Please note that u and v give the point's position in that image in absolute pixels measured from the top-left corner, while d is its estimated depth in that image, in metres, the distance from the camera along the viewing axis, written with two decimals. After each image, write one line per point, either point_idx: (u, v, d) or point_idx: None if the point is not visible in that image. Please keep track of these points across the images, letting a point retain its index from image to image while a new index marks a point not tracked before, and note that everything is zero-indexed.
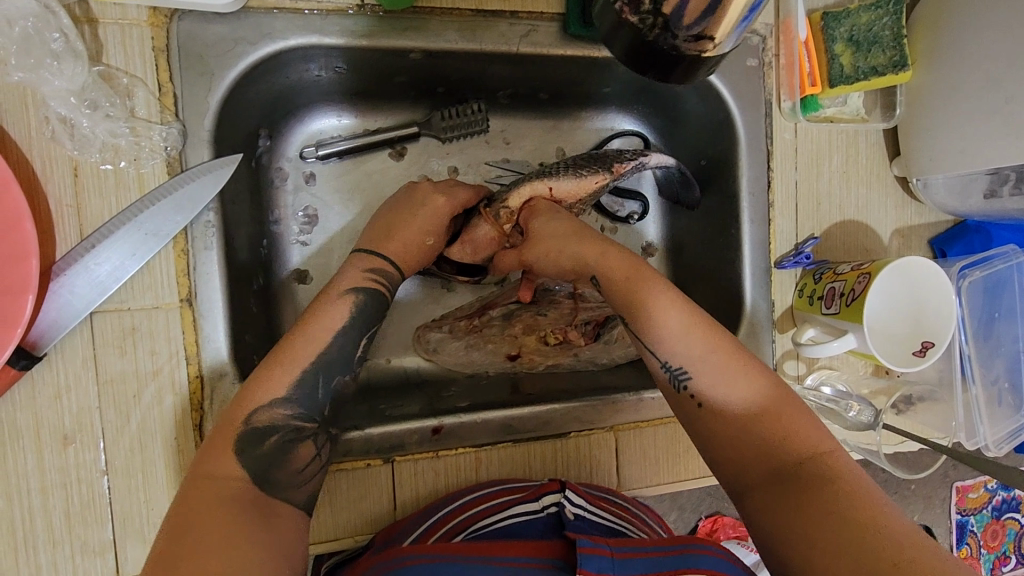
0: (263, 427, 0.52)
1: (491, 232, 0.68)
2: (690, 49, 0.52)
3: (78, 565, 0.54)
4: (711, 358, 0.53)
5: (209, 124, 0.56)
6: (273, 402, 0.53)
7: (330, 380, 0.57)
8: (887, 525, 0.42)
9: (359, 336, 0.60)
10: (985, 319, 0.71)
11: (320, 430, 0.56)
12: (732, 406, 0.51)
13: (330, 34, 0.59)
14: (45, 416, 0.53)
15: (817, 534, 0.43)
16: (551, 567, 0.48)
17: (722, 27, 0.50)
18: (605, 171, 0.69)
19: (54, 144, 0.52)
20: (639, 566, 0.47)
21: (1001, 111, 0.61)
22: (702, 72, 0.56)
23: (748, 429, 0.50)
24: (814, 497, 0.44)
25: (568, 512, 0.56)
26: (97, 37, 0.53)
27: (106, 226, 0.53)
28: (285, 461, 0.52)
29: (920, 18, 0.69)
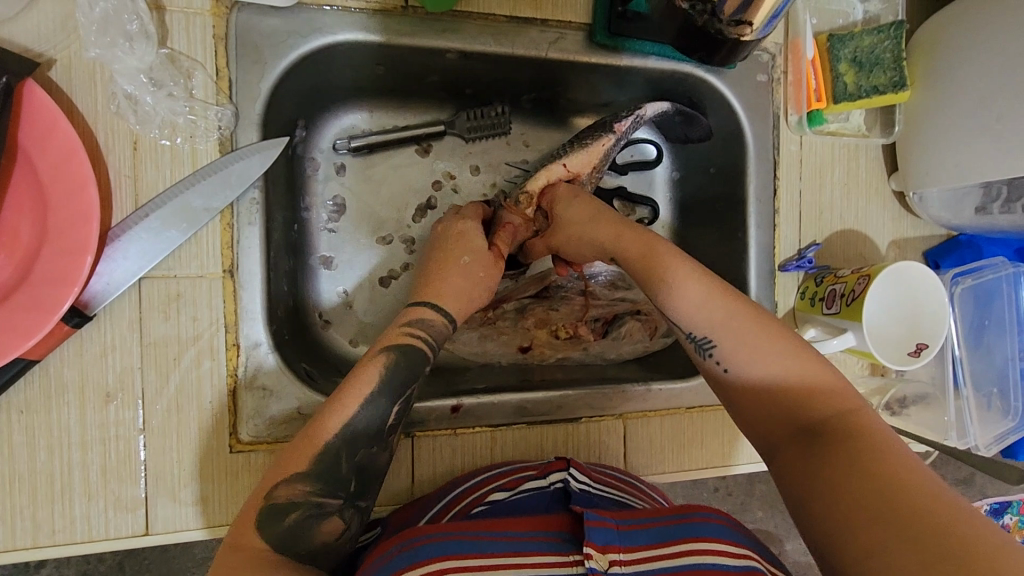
0: (283, 504, 0.50)
1: (520, 218, 0.72)
2: (731, 32, 0.64)
3: (109, 519, 0.56)
4: (734, 323, 0.57)
5: (259, 108, 0.60)
6: (294, 479, 0.51)
7: (354, 458, 0.54)
8: (903, 470, 0.44)
9: (389, 403, 0.57)
10: (975, 326, 0.76)
11: (345, 505, 0.53)
12: (757, 366, 0.55)
13: (375, 32, 0.64)
14: (90, 373, 0.56)
15: (834, 480, 0.46)
16: (559, 540, 0.50)
17: (757, 16, 0.62)
18: (608, 133, 0.74)
19: (118, 118, 0.56)
20: (643, 537, 0.49)
21: (991, 130, 0.67)
22: (742, 53, 0.68)
23: (774, 389, 0.54)
24: (832, 448, 0.48)
25: (573, 486, 0.59)
26: (163, 22, 0.57)
27: (160, 197, 0.57)
28: (308, 537, 0.50)
29: (918, 44, 0.75)
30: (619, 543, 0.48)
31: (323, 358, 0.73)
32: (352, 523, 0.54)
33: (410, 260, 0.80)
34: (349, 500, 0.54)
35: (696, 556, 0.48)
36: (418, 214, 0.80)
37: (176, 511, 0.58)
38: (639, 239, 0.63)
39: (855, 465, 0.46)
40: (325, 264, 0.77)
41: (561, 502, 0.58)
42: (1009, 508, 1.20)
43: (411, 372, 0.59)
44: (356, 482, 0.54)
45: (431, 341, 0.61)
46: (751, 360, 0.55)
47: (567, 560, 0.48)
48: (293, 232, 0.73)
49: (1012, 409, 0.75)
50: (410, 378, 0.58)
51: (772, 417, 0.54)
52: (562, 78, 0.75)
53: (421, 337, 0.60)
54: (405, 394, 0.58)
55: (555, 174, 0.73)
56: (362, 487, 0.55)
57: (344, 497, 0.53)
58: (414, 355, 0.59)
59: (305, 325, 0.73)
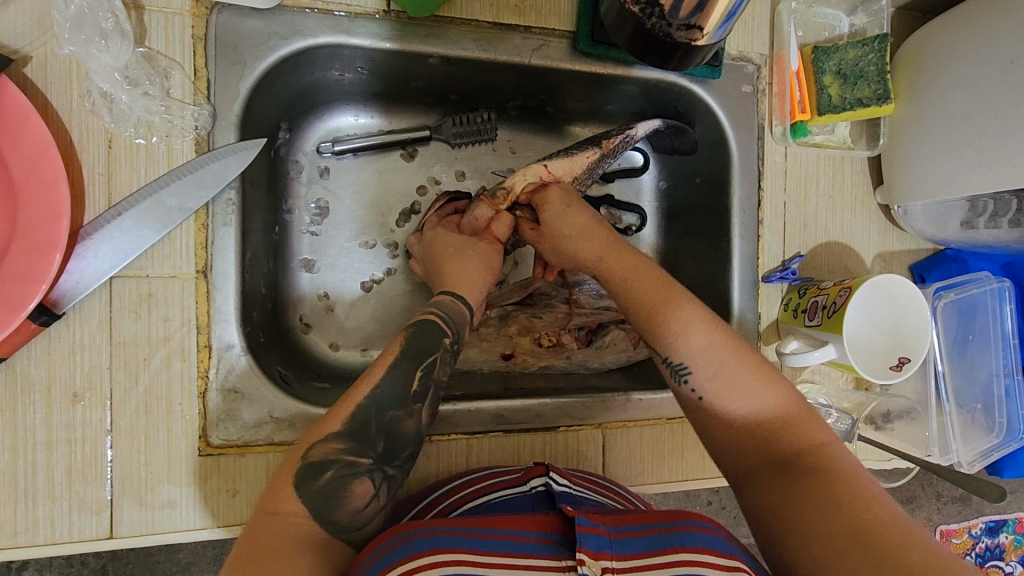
0: (318, 462, 0.51)
1: (490, 211, 0.70)
2: (682, 37, 0.60)
3: (73, 522, 0.55)
4: (714, 349, 0.55)
5: (238, 109, 0.60)
6: (330, 436, 0.52)
7: (382, 417, 0.54)
8: (874, 510, 0.45)
9: (412, 369, 0.57)
10: (959, 340, 0.75)
11: (377, 466, 0.53)
12: (733, 393, 0.54)
13: (356, 35, 0.64)
14: (58, 372, 0.55)
15: (808, 517, 0.46)
16: (550, 543, 0.47)
17: (709, 20, 0.58)
18: (594, 147, 0.73)
19: (93, 116, 0.56)
20: (635, 545, 0.46)
21: (974, 143, 0.66)
22: (697, 58, 0.64)
23: (746, 417, 0.54)
24: (806, 485, 0.48)
25: (556, 487, 0.57)
26: (142, 22, 0.57)
27: (133, 195, 0.56)
28: (342, 499, 0.50)
29: (902, 59, 0.75)
30: (611, 551, 0.45)
31: (300, 362, 0.72)
32: (383, 493, 0.53)
33: (393, 265, 0.80)
34: (379, 463, 0.53)
35: (682, 567, 0.45)
36: (402, 218, 0.80)
37: (142, 514, 0.57)
38: (622, 261, 0.60)
39: (830, 504, 0.46)
40: (306, 267, 0.77)
41: (546, 503, 0.55)
42: (1005, 527, 1.20)
43: (430, 343, 0.59)
44: (384, 444, 0.54)
45: (448, 320, 0.60)
46: (729, 389, 0.54)
47: (556, 564, 0.45)
48: (274, 236, 0.73)
49: (996, 424, 0.75)
50: (428, 351, 0.58)
51: (743, 447, 0.53)
52: (547, 85, 0.74)
53: (438, 315, 0.60)
54: (427, 360, 0.58)
55: (534, 173, 0.71)
56: (392, 451, 0.54)
57: (374, 459, 0.53)
58: (434, 329, 0.59)
59: (284, 328, 0.73)
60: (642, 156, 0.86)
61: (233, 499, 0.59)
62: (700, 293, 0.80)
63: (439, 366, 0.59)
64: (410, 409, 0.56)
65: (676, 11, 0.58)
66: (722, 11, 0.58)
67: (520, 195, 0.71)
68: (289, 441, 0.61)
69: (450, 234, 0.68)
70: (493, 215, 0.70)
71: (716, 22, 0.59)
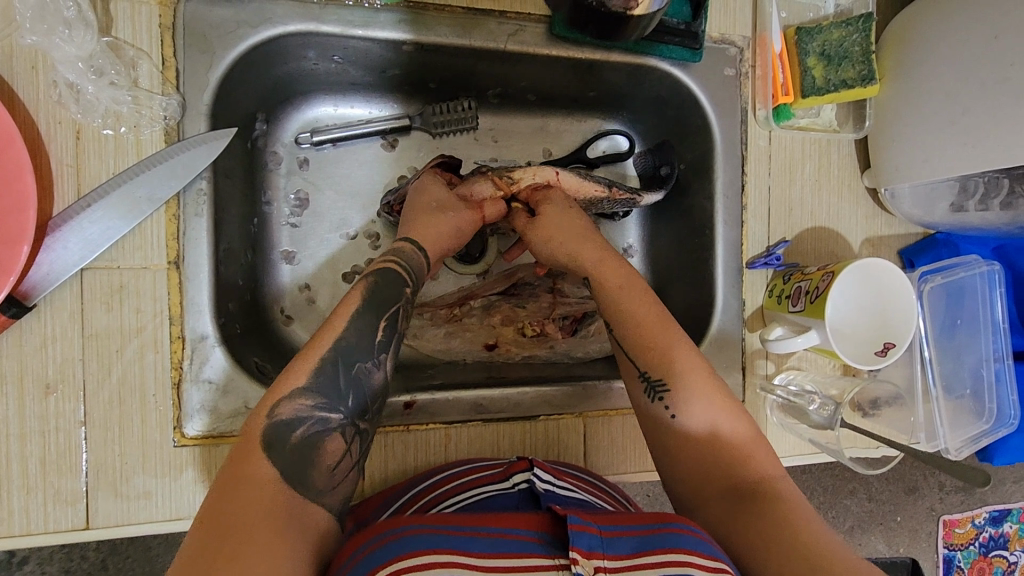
0: (286, 420, 0.50)
1: (490, 190, 0.70)
2: (618, 6, 0.58)
3: (49, 513, 0.56)
4: (693, 375, 0.57)
5: (207, 99, 0.59)
6: (295, 394, 0.51)
7: (350, 369, 0.54)
8: (832, 545, 0.46)
9: (377, 320, 0.57)
10: (947, 324, 0.74)
11: (348, 422, 0.53)
12: (702, 413, 0.56)
13: (327, 23, 0.63)
14: (30, 364, 0.55)
15: (769, 541, 0.47)
16: (541, 542, 0.46)
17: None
18: (604, 186, 0.73)
19: (60, 107, 0.55)
20: (626, 545, 0.45)
21: (959, 122, 0.65)
22: (635, 27, 0.62)
23: (711, 445, 0.55)
24: (765, 513, 0.50)
25: (539, 486, 0.57)
26: (107, 11, 0.57)
27: (103, 186, 0.56)
28: (316, 458, 0.50)
29: (887, 37, 0.73)
30: (603, 551, 0.44)
31: (280, 354, 0.72)
32: (355, 449, 0.54)
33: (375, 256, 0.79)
34: (351, 419, 0.54)
35: (673, 566, 0.44)
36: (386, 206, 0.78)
37: (117, 505, 0.57)
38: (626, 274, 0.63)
39: (789, 531, 0.48)
40: (287, 259, 0.76)
41: (531, 502, 0.55)
42: (1009, 517, 1.18)
43: (394, 292, 0.59)
44: (355, 398, 0.54)
45: (408, 269, 0.61)
46: (701, 410, 0.56)
47: (551, 563, 0.44)
48: (253, 227, 0.73)
49: (985, 410, 0.74)
50: (393, 300, 0.59)
51: (703, 473, 0.54)
52: (525, 71, 0.73)
53: (400, 264, 0.61)
54: (391, 312, 0.59)
55: (542, 175, 0.71)
56: (362, 405, 0.55)
57: (345, 415, 0.53)
58: (395, 277, 0.60)
59: (264, 320, 0.73)
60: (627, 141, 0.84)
61: None
62: (685, 281, 0.79)
63: (402, 314, 0.60)
64: (376, 360, 0.56)
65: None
66: None
67: (522, 189, 0.71)
68: None
69: (436, 188, 0.68)
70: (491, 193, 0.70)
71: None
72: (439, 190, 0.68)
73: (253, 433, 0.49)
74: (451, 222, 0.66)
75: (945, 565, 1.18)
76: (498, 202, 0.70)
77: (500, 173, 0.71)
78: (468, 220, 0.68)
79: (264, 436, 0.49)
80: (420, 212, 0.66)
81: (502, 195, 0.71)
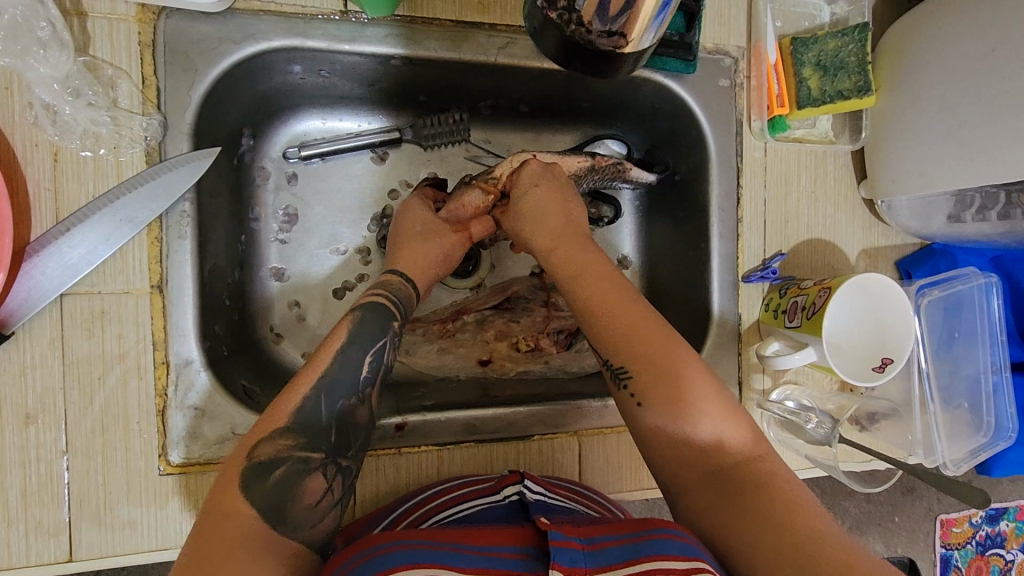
0: (265, 461, 0.49)
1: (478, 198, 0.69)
2: (607, 44, 0.55)
3: (31, 545, 0.54)
4: (657, 357, 0.54)
5: (190, 118, 0.58)
6: (275, 433, 0.50)
7: (334, 403, 0.54)
8: (820, 529, 0.45)
9: (362, 354, 0.56)
10: (945, 337, 0.73)
11: (330, 459, 0.52)
12: (670, 395, 0.52)
13: (312, 38, 0.61)
14: (9, 394, 0.54)
15: (757, 534, 0.46)
16: (526, 558, 0.46)
17: (636, 27, 0.54)
18: (587, 155, 0.73)
19: (37, 129, 0.54)
20: (611, 556, 0.45)
21: (956, 135, 0.64)
22: (629, 64, 0.58)
23: (683, 429, 0.52)
24: (748, 502, 0.47)
25: (530, 496, 0.57)
26: (85, 30, 0.55)
27: (82, 210, 0.55)
28: (297, 495, 0.49)
29: (884, 47, 0.72)
30: (586, 565, 0.44)
31: (270, 373, 0.70)
32: (338, 484, 0.52)
33: (366, 271, 0.78)
34: (332, 456, 0.52)
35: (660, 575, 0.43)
36: (376, 225, 0.78)
37: (102, 535, 0.56)
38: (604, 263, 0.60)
39: (776, 521, 0.46)
40: (276, 276, 0.75)
41: (520, 514, 0.55)
42: (1005, 515, 1.17)
43: (380, 326, 0.59)
44: (338, 434, 0.53)
45: (397, 302, 0.61)
46: (669, 394, 0.52)
47: None
48: (240, 245, 0.71)
49: (983, 423, 0.73)
50: (379, 333, 0.58)
51: (679, 459, 0.52)
52: (516, 83, 0.72)
53: (388, 297, 0.61)
54: (377, 345, 0.58)
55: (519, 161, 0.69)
56: (346, 440, 0.54)
57: (327, 452, 0.52)
58: (383, 312, 0.59)
59: (253, 339, 0.71)
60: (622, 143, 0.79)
61: None
62: (680, 294, 0.78)
63: (389, 348, 0.59)
64: (360, 395, 0.56)
65: (598, 15, 0.53)
66: (645, 17, 0.53)
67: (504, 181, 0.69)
68: None
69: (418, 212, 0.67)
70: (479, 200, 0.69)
71: (643, 30, 0.54)
72: (422, 212, 0.67)
73: (231, 476, 0.48)
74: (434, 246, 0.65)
75: (942, 565, 1.18)
76: (484, 219, 0.69)
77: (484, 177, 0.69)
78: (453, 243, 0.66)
79: (241, 478, 0.48)
80: (402, 238, 0.65)
81: (491, 199, 0.69)
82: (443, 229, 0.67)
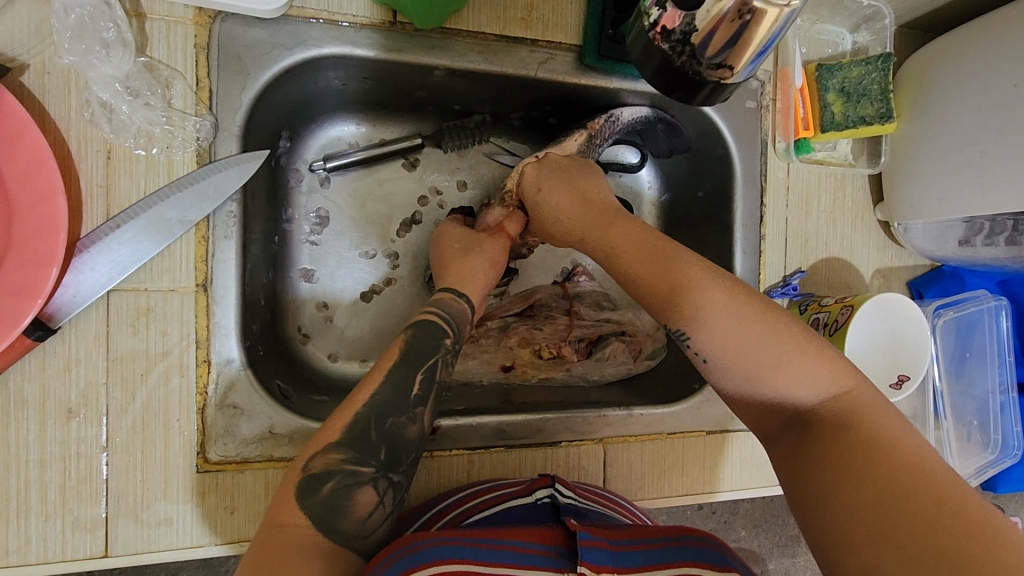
0: (319, 472, 0.51)
1: (501, 212, 0.72)
2: (711, 75, 0.56)
3: (67, 540, 0.54)
4: (708, 310, 0.53)
5: (240, 120, 0.59)
6: (328, 447, 0.52)
7: (383, 423, 0.54)
8: (911, 470, 0.42)
9: (412, 373, 0.57)
10: (957, 357, 0.76)
11: (379, 473, 0.53)
12: (731, 347, 0.52)
13: (361, 46, 0.62)
14: (53, 388, 0.54)
15: (844, 477, 0.44)
16: (554, 555, 0.48)
17: (742, 58, 0.54)
18: (582, 130, 0.73)
19: (92, 126, 0.55)
20: (638, 558, 0.47)
21: (976, 163, 0.67)
22: (721, 96, 0.59)
23: (755, 375, 0.51)
24: (837, 447, 0.45)
25: (561, 499, 0.58)
26: (143, 30, 0.56)
27: (132, 208, 0.55)
28: (347, 509, 0.50)
29: (905, 76, 0.75)
30: (614, 565, 0.46)
31: (298, 373, 0.71)
32: (389, 500, 0.53)
33: (393, 275, 0.79)
34: (382, 471, 0.53)
35: None
36: (404, 229, 0.79)
37: (137, 532, 0.56)
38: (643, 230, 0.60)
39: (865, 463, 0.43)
40: (305, 277, 0.76)
41: (552, 515, 0.56)
42: None
43: (431, 343, 0.59)
44: (388, 451, 0.54)
45: (448, 319, 0.61)
46: (729, 345, 0.52)
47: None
48: (273, 245, 0.72)
49: (991, 441, 0.76)
50: (427, 355, 0.59)
51: (765, 408, 0.52)
52: (552, 97, 0.74)
53: (438, 314, 0.61)
54: (427, 364, 0.59)
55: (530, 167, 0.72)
56: (396, 458, 0.55)
57: (376, 466, 0.53)
58: (435, 329, 0.60)
59: (283, 339, 0.72)
60: (631, 108, 0.74)
61: (232, 516, 0.58)
62: None
63: (440, 367, 0.60)
64: (412, 414, 0.56)
65: (705, 47, 0.53)
66: (755, 49, 0.53)
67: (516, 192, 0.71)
68: (287, 458, 0.60)
69: (456, 230, 0.70)
70: (504, 214, 0.71)
71: (749, 62, 0.54)
72: (457, 233, 0.69)
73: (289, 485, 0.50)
74: (477, 259, 0.66)
75: None
76: (515, 216, 0.71)
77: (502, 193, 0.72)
78: (497, 250, 0.68)
79: (297, 490, 0.50)
80: (444, 258, 0.67)
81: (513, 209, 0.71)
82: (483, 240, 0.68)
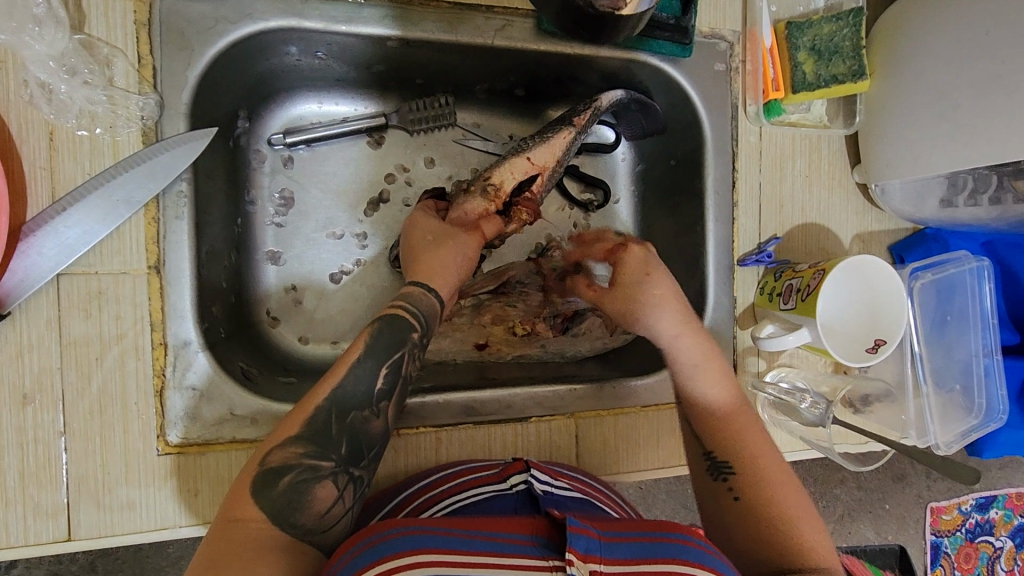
0: (278, 466, 0.50)
1: (482, 204, 0.70)
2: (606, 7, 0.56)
3: (29, 526, 0.54)
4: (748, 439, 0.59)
5: (186, 98, 0.58)
6: (286, 441, 0.51)
7: (344, 418, 0.53)
8: None
9: (378, 366, 0.56)
10: (937, 320, 0.74)
11: (341, 469, 0.53)
12: (754, 482, 0.56)
13: (309, 19, 0.61)
14: (6, 374, 0.54)
15: None
16: (534, 544, 0.44)
17: None
18: (569, 126, 0.73)
19: (32, 108, 0.54)
20: (627, 549, 0.42)
21: (950, 118, 0.65)
22: (627, 26, 0.60)
23: (765, 509, 0.54)
24: None
25: (538, 488, 0.56)
26: (80, 8, 0.55)
27: (77, 190, 0.55)
28: (305, 503, 0.50)
29: (879, 32, 0.73)
30: (600, 554, 0.41)
31: (266, 356, 0.70)
32: (349, 495, 0.53)
33: (362, 256, 0.78)
34: (343, 465, 0.53)
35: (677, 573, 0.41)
36: (371, 208, 0.78)
37: (101, 516, 0.56)
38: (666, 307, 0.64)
39: None
40: (272, 259, 0.75)
41: (529, 505, 0.54)
42: (994, 503, 1.12)
43: (397, 336, 0.58)
44: (349, 444, 0.53)
45: (418, 313, 0.60)
46: (755, 480, 0.57)
47: (545, 564, 0.42)
48: (236, 228, 0.71)
49: (975, 405, 0.75)
50: (396, 346, 0.58)
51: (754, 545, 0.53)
52: (515, 67, 0.72)
53: (409, 309, 0.60)
54: (392, 360, 0.57)
55: (519, 168, 0.72)
56: (358, 450, 0.54)
57: (337, 461, 0.52)
58: (402, 323, 0.59)
59: (250, 322, 0.71)
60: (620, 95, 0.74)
61: (196, 498, 0.57)
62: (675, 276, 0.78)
63: (408, 361, 0.59)
64: (376, 408, 0.56)
65: None
66: None
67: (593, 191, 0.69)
68: (250, 439, 0.59)
69: (431, 221, 0.67)
70: (484, 208, 0.70)
71: None
72: (429, 224, 0.67)
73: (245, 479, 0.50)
74: (453, 252, 0.64)
75: (932, 552, 1.11)
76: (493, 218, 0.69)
77: (484, 184, 0.71)
78: (470, 246, 0.66)
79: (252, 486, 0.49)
80: (416, 252, 0.64)
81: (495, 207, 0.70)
82: (455, 233, 0.66)
